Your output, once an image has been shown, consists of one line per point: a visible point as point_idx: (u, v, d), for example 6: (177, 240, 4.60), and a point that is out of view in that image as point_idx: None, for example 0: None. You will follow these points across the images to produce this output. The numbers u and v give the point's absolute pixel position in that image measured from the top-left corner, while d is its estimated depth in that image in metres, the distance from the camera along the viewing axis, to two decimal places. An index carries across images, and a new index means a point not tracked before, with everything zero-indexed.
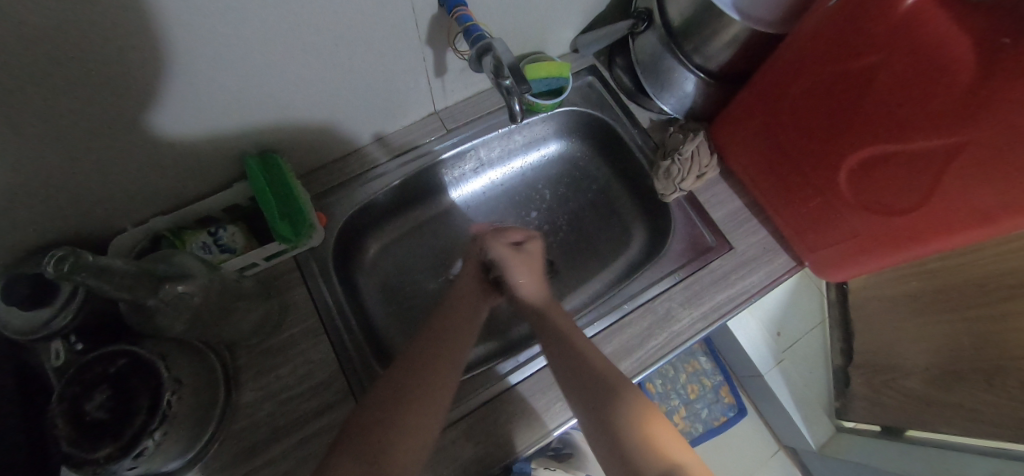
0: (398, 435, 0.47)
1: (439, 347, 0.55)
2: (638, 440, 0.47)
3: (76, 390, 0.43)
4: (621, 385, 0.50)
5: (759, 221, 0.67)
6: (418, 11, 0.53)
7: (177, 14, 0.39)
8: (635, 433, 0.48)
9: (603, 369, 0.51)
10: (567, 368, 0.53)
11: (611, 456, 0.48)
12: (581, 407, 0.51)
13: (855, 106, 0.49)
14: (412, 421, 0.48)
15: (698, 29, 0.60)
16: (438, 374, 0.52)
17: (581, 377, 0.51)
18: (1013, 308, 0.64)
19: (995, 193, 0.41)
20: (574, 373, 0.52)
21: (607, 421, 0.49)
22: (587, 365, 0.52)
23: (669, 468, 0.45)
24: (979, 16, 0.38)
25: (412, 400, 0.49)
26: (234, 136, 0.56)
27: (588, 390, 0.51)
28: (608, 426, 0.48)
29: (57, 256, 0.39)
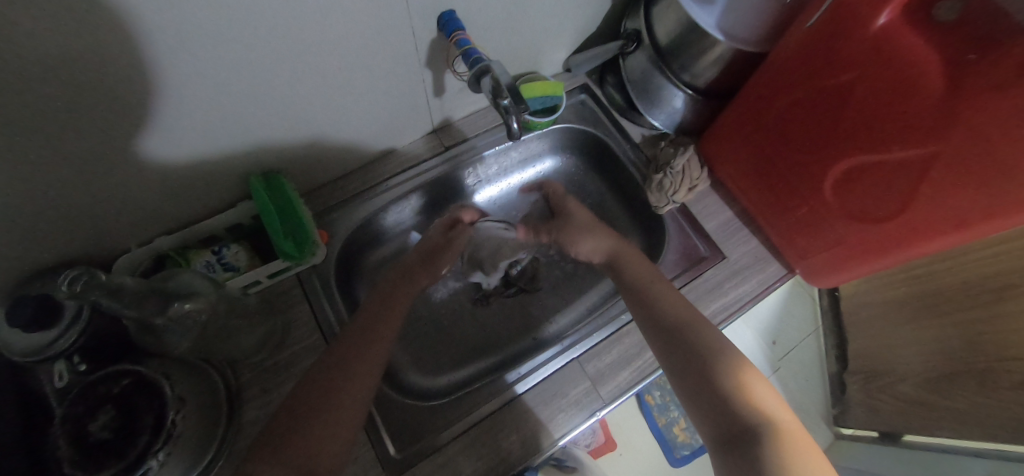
0: (305, 433, 0.46)
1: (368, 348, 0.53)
2: (747, 405, 0.46)
3: (80, 410, 0.45)
4: (719, 344, 0.51)
5: (750, 231, 0.68)
6: (417, 36, 0.56)
7: (189, 43, 0.42)
8: (745, 399, 0.46)
9: (708, 338, 0.52)
10: (664, 336, 0.53)
11: (720, 421, 0.46)
12: (682, 381, 0.50)
13: (835, 119, 0.51)
14: (327, 422, 0.47)
15: (685, 48, 0.63)
16: (351, 380, 0.50)
17: (680, 348, 0.52)
18: (1001, 309, 0.65)
19: (971, 198, 0.43)
20: (681, 343, 0.52)
21: (710, 386, 0.48)
22: (690, 336, 0.52)
23: (775, 440, 0.43)
24: (948, 34, 0.40)
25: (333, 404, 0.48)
26: (238, 157, 0.57)
27: (692, 363, 0.50)
28: (711, 395, 0.48)
29: (71, 275, 0.42)
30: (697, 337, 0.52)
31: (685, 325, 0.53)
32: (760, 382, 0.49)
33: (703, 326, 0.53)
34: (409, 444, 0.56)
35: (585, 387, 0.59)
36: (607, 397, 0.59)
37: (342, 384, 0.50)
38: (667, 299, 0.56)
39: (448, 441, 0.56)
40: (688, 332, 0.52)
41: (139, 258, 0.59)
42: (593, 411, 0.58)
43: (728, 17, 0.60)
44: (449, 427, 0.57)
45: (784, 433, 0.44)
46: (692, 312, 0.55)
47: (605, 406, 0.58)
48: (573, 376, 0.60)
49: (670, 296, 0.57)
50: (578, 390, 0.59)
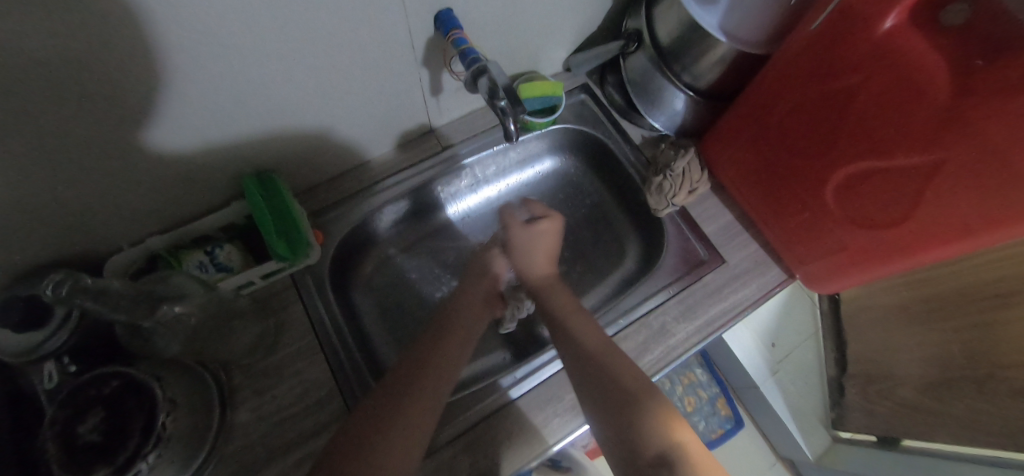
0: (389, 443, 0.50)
1: (432, 375, 0.56)
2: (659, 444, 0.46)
3: (69, 412, 0.45)
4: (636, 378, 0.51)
5: (750, 234, 0.68)
6: (414, 34, 0.54)
7: (180, 41, 0.41)
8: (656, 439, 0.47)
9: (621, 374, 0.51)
10: (587, 379, 0.52)
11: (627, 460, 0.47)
12: (600, 419, 0.50)
13: (838, 123, 0.50)
14: (406, 427, 0.51)
15: (687, 48, 0.61)
16: (409, 410, 0.52)
17: (598, 388, 0.51)
18: (1002, 315, 0.65)
19: (977, 206, 0.42)
20: (587, 371, 0.52)
21: (639, 432, 0.47)
22: (614, 379, 0.51)
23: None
24: (958, 39, 0.39)
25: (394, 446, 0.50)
26: (231, 156, 0.57)
27: (623, 410, 0.49)
28: (631, 438, 0.47)
29: (56, 280, 0.44)
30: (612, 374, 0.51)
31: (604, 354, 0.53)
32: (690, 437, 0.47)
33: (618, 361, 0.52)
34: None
35: None
36: None
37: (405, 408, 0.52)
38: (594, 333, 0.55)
39: (442, 445, 0.55)
40: (609, 365, 0.52)
41: (131, 257, 0.58)
42: None
43: (730, 17, 0.59)
44: (444, 429, 0.57)
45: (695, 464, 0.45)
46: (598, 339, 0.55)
47: None
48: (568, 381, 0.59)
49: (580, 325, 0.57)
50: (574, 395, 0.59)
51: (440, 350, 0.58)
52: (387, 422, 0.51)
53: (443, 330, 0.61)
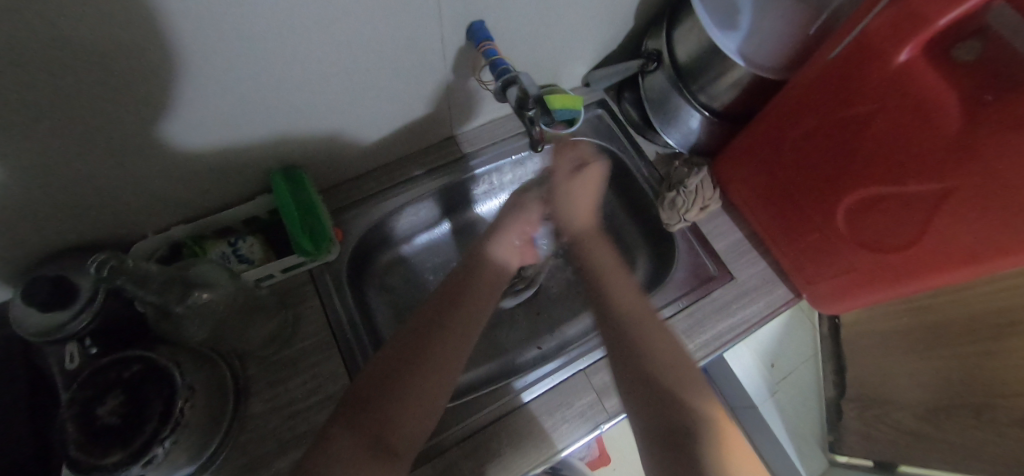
0: (394, 413, 0.46)
1: (445, 336, 0.52)
2: (690, 401, 0.48)
3: (88, 394, 0.46)
4: (666, 349, 0.52)
5: (759, 253, 0.69)
6: (446, 43, 0.56)
7: (227, 45, 0.43)
8: (688, 393, 0.48)
9: (652, 336, 0.53)
10: (629, 356, 0.52)
11: (656, 413, 0.48)
12: (626, 380, 0.51)
13: (852, 148, 0.52)
14: (430, 376, 0.49)
15: (704, 70, 0.63)
16: (411, 383, 0.48)
17: (625, 348, 0.53)
18: (1001, 345, 0.66)
19: (983, 234, 0.44)
20: (623, 347, 0.53)
21: (672, 403, 0.48)
22: (647, 354, 0.51)
23: (710, 434, 0.45)
24: (974, 80, 0.42)
25: (401, 416, 0.46)
26: (259, 152, 0.58)
27: (647, 370, 0.50)
28: (661, 393, 0.48)
29: (99, 259, 0.44)
30: (645, 332, 0.53)
31: (629, 315, 0.55)
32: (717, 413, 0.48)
33: (648, 322, 0.55)
34: (425, 440, 0.56)
35: (590, 399, 0.60)
36: (612, 410, 0.59)
37: (434, 352, 0.50)
38: (621, 292, 0.58)
39: (452, 445, 0.56)
40: (638, 331, 0.53)
41: (155, 245, 0.59)
42: (597, 423, 0.58)
43: (750, 42, 0.59)
44: (455, 429, 0.57)
45: (722, 436, 0.46)
46: (642, 309, 0.56)
47: (609, 420, 0.59)
48: (578, 388, 0.60)
49: (621, 287, 0.59)
50: (583, 402, 0.60)
51: (460, 313, 0.54)
52: (388, 395, 0.47)
53: (470, 275, 0.59)
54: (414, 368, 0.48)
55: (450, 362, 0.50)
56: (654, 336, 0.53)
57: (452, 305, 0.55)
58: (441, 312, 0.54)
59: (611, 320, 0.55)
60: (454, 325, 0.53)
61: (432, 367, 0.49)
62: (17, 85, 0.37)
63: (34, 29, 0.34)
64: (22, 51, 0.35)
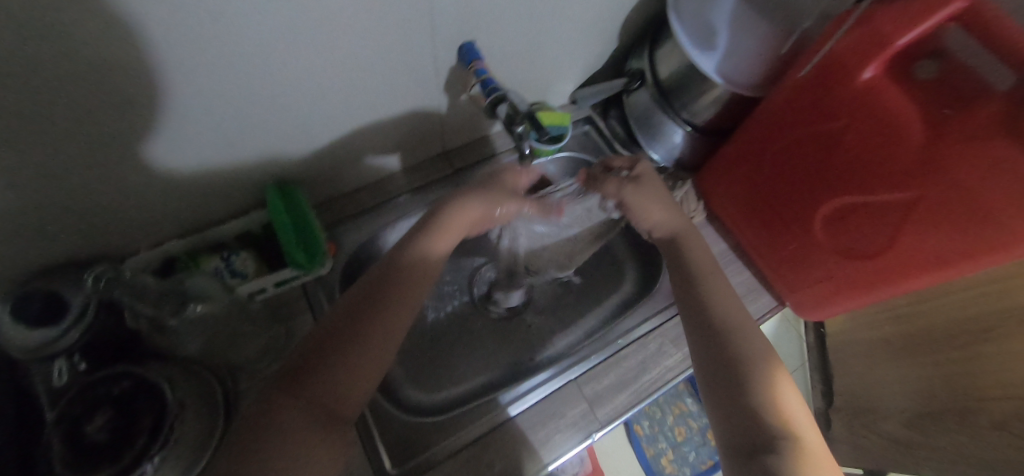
0: (336, 383, 0.45)
1: (387, 317, 0.50)
2: (775, 420, 0.45)
3: (77, 410, 0.47)
4: (753, 362, 0.49)
5: (743, 263, 0.71)
6: (439, 63, 0.58)
7: (228, 61, 0.44)
8: (774, 412, 0.46)
9: (742, 350, 0.50)
10: (717, 366, 0.50)
11: (740, 433, 0.45)
12: (713, 393, 0.49)
13: (826, 160, 0.55)
14: (367, 354, 0.47)
15: (687, 88, 0.66)
16: (346, 362, 0.46)
17: (715, 359, 0.50)
18: (977, 352, 0.67)
19: (951, 239, 0.46)
20: (716, 352, 0.50)
21: (755, 416, 0.45)
22: (739, 369, 0.49)
23: (794, 454, 0.43)
24: (938, 96, 0.45)
25: (342, 392, 0.46)
26: (254, 169, 0.59)
27: (731, 383, 0.48)
28: (746, 411, 0.46)
29: (99, 272, 0.50)
30: (735, 346, 0.50)
31: (724, 329, 0.52)
32: (806, 423, 0.46)
33: (747, 334, 0.52)
34: (419, 455, 0.56)
35: (582, 409, 0.60)
36: (603, 420, 0.60)
37: (369, 331, 0.48)
38: (712, 302, 0.55)
39: (445, 459, 0.56)
40: (729, 345, 0.50)
41: (148, 259, 0.59)
42: (588, 433, 0.59)
43: (728, 62, 0.61)
44: (448, 441, 0.58)
45: (806, 452, 0.43)
46: (743, 318, 0.53)
47: (600, 429, 0.59)
48: (570, 398, 0.61)
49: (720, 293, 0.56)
50: (575, 412, 0.60)
51: (402, 289, 0.52)
52: (320, 373, 0.45)
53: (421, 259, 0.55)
54: (359, 337, 0.48)
55: (381, 344, 0.49)
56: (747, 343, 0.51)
57: (387, 282, 0.52)
58: (374, 285, 0.51)
59: (709, 327, 0.53)
60: (399, 305, 0.51)
61: (371, 335, 0.48)
62: (22, 109, 0.38)
63: (43, 50, 0.35)
64: (30, 77, 0.36)
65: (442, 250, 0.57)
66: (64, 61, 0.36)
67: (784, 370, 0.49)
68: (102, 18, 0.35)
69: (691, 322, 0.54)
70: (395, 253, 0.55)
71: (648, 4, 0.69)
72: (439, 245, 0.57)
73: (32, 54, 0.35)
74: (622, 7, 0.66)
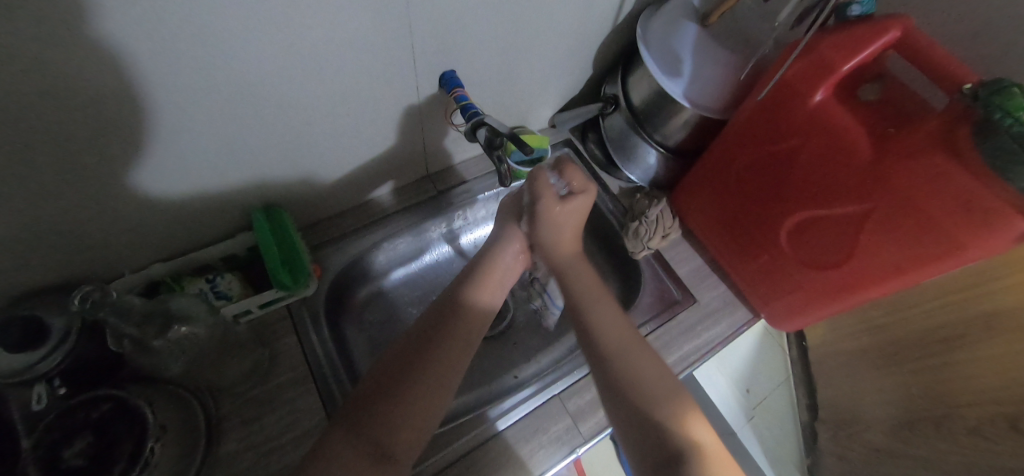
0: (390, 422, 0.46)
1: (447, 352, 0.51)
2: (677, 433, 0.47)
3: (54, 436, 0.47)
4: (649, 385, 0.50)
5: (718, 277, 0.73)
6: (421, 90, 0.61)
7: (217, 88, 0.46)
8: (675, 426, 0.47)
9: (633, 368, 0.51)
10: (610, 388, 0.51)
11: (650, 452, 0.47)
12: (619, 417, 0.50)
13: (786, 177, 0.58)
14: (425, 386, 0.48)
15: (657, 111, 0.70)
16: (407, 393, 0.47)
17: (615, 383, 0.51)
18: (954, 357, 0.66)
19: (903, 248, 0.49)
20: (610, 378, 0.51)
21: (658, 430, 0.47)
22: (630, 385, 0.50)
23: (700, 459, 0.45)
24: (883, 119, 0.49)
25: (395, 428, 0.46)
26: (241, 193, 0.61)
27: (629, 399, 0.49)
28: (649, 428, 0.47)
29: (83, 291, 0.48)
30: (627, 364, 0.51)
31: (617, 347, 0.53)
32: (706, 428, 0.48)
33: (634, 350, 0.53)
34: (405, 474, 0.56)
35: (566, 424, 0.61)
36: (587, 434, 0.60)
37: (429, 371, 0.49)
38: (603, 315, 0.56)
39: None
40: (625, 362, 0.52)
41: (132, 283, 0.60)
42: (572, 448, 0.59)
43: (692, 87, 0.65)
44: (432, 458, 0.58)
45: (708, 461, 0.45)
46: (627, 333, 0.54)
47: (584, 443, 0.60)
48: (554, 413, 0.62)
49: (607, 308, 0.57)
50: (559, 427, 0.61)
51: (456, 330, 0.53)
52: (377, 419, 0.46)
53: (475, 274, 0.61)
54: (413, 379, 0.48)
55: (446, 377, 0.50)
56: (639, 364, 0.52)
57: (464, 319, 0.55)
58: (433, 330, 0.53)
59: (597, 353, 0.53)
60: (458, 339, 0.53)
61: (434, 373, 0.49)
62: (17, 139, 0.40)
63: (39, 78, 0.37)
64: (29, 107, 0.39)
65: (488, 303, 0.59)
66: (56, 93, 0.39)
67: (679, 387, 0.51)
68: (92, 52, 0.37)
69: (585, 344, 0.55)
70: (447, 305, 0.56)
71: (617, 35, 0.73)
72: (483, 296, 0.59)
73: (33, 87, 0.37)
74: (594, 37, 0.71)
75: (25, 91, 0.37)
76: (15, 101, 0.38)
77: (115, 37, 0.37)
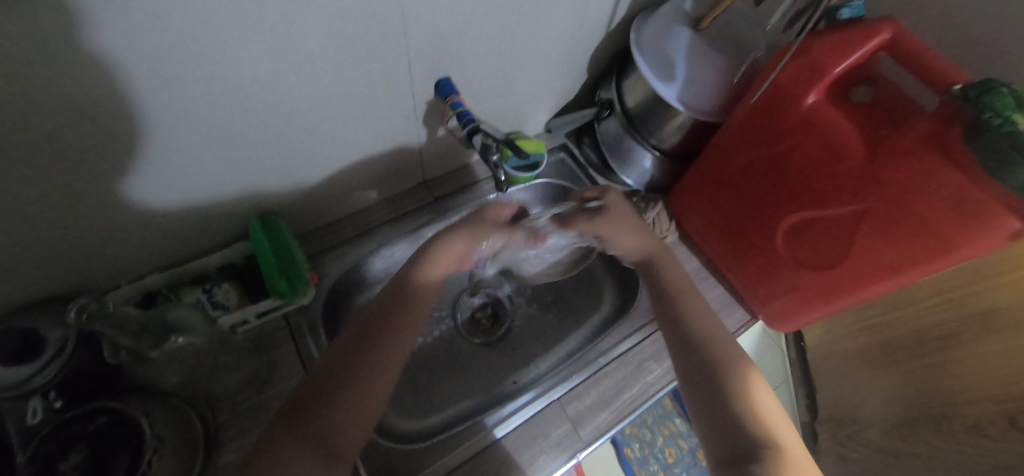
0: (335, 420, 0.46)
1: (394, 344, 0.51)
2: (758, 427, 0.48)
3: (53, 449, 0.46)
4: (730, 376, 0.52)
5: (715, 279, 0.74)
6: (417, 98, 0.62)
7: (214, 95, 0.46)
8: (755, 420, 0.48)
9: (719, 360, 0.53)
10: (696, 377, 0.53)
11: (726, 444, 0.48)
12: (698, 406, 0.51)
13: (780, 178, 0.59)
14: (378, 381, 0.49)
15: (652, 115, 0.71)
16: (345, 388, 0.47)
17: (697, 375, 0.53)
18: (952, 356, 0.67)
19: (897, 248, 0.50)
20: (697, 363, 0.53)
21: (736, 424, 0.48)
22: (716, 376, 0.52)
23: (775, 457, 0.46)
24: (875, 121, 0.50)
25: (347, 418, 0.46)
26: (237, 202, 0.61)
27: (709, 391, 0.51)
28: (729, 422, 0.49)
29: (79, 305, 0.48)
30: (714, 359, 0.53)
31: (700, 341, 0.55)
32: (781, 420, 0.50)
33: (719, 344, 0.55)
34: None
35: (566, 429, 0.61)
36: (588, 439, 0.60)
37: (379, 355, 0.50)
38: (690, 312, 0.58)
39: None
40: (709, 356, 0.53)
41: (127, 294, 0.60)
42: (573, 453, 0.59)
43: (687, 90, 0.65)
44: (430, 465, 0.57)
45: (789, 461, 0.46)
46: (717, 329, 0.56)
47: (585, 448, 0.60)
48: (555, 417, 0.62)
49: (698, 312, 0.58)
50: (560, 432, 0.61)
51: (405, 315, 0.54)
52: (321, 403, 0.46)
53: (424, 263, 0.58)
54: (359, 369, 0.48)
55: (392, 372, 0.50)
56: (726, 356, 0.54)
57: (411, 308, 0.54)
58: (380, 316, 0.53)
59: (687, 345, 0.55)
60: (409, 328, 0.53)
61: (378, 367, 0.49)
62: (15, 150, 0.40)
63: (36, 89, 0.37)
64: (26, 118, 0.38)
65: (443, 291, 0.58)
66: (54, 104, 0.39)
67: (764, 383, 0.52)
68: (88, 62, 0.38)
69: (671, 337, 0.57)
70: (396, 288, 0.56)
71: (612, 41, 0.74)
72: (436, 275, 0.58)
73: (31, 98, 0.37)
74: (589, 43, 0.71)
75: (23, 101, 0.37)
76: (11, 113, 0.37)
77: (109, 47, 0.37)
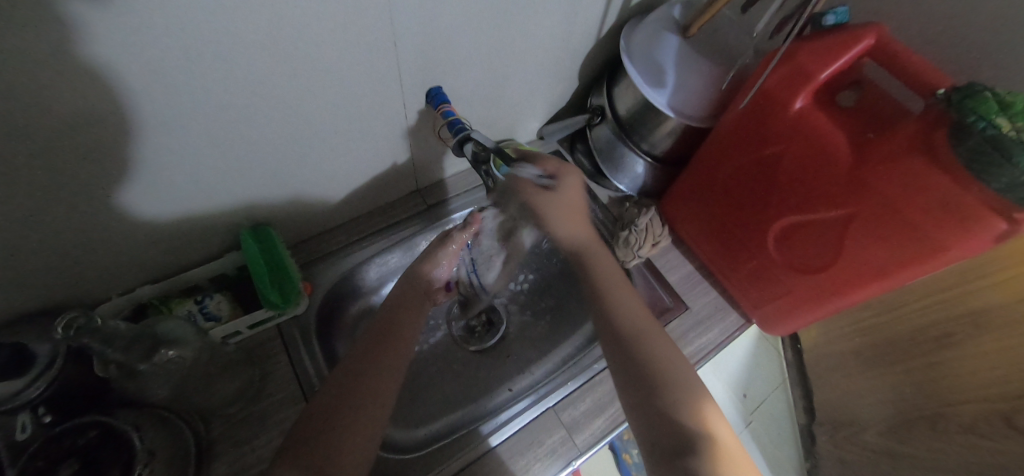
0: (343, 426, 0.46)
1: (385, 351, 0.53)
2: (695, 424, 0.47)
3: (41, 465, 0.45)
4: (669, 373, 0.50)
5: (709, 283, 0.73)
6: (408, 107, 0.62)
7: (206, 107, 0.46)
8: (691, 416, 0.47)
9: (655, 353, 0.51)
10: (631, 373, 0.51)
11: (660, 442, 0.46)
12: (632, 405, 0.50)
13: (770, 183, 0.59)
14: (375, 389, 0.49)
15: (643, 121, 0.71)
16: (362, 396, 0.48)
17: (632, 369, 0.51)
18: (945, 356, 0.67)
19: (886, 251, 0.50)
20: (633, 357, 0.52)
21: (671, 421, 0.47)
22: (655, 370, 0.50)
23: (712, 454, 0.44)
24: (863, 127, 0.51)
25: (356, 422, 0.46)
26: (228, 213, 0.60)
27: (646, 386, 0.49)
28: (666, 419, 0.47)
29: (67, 318, 0.47)
30: (648, 353, 0.52)
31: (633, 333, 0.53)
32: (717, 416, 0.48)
33: (655, 336, 0.53)
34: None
35: (561, 436, 0.61)
36: (583, 445, 0.60)
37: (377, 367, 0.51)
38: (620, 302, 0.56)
39: None
40: (650, 349, 0.52)
41: (119, 306, 0.59)
42: (568, 460, 0.59)
43: (677, 96, 0.66)
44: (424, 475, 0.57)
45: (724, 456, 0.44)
46: (650, 322, 0.55)
47: (580, 455, 0.59)
48: (549, 425, 0.61)
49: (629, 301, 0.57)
50: (555, 439, 0.60)
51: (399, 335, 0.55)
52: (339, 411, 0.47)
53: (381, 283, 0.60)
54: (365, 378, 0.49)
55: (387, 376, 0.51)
56: (660, 350, 0.52)
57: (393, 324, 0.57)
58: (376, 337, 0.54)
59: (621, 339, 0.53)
60: (397, 342, 0.55)
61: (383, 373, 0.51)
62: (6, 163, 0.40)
63: (26, 101, 0.37)
64: (16, 130, 0.38)
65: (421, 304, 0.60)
66: (44, 116, 0.39)
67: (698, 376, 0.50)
68: (79, 75, 0.38)
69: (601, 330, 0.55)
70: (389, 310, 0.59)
71: (602, 48, 0.75)
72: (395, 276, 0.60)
73: (22, 111, 0.38)
74: (580, 50, 0.72)
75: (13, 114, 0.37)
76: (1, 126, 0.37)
77: (101, 58, 0.38)
